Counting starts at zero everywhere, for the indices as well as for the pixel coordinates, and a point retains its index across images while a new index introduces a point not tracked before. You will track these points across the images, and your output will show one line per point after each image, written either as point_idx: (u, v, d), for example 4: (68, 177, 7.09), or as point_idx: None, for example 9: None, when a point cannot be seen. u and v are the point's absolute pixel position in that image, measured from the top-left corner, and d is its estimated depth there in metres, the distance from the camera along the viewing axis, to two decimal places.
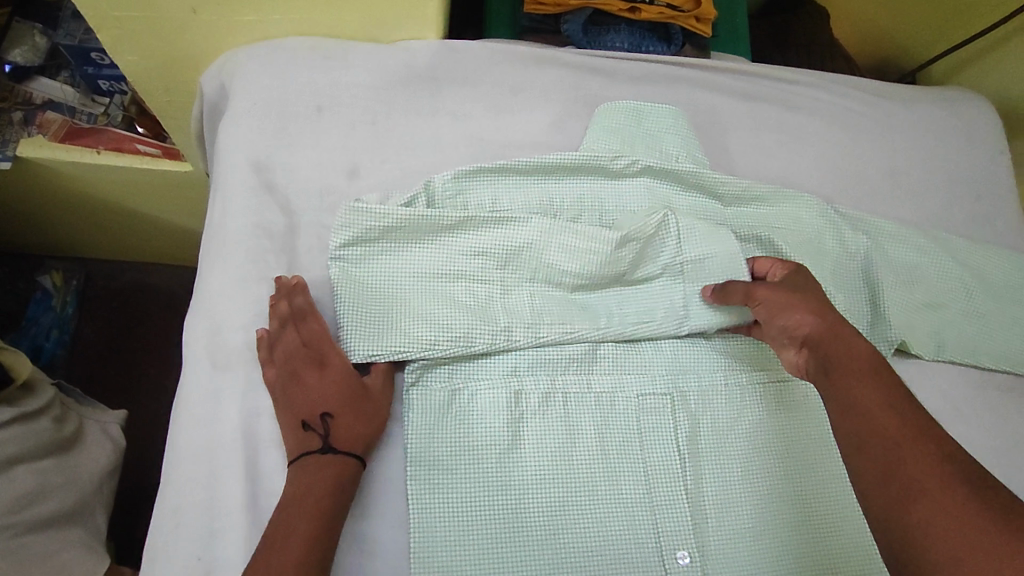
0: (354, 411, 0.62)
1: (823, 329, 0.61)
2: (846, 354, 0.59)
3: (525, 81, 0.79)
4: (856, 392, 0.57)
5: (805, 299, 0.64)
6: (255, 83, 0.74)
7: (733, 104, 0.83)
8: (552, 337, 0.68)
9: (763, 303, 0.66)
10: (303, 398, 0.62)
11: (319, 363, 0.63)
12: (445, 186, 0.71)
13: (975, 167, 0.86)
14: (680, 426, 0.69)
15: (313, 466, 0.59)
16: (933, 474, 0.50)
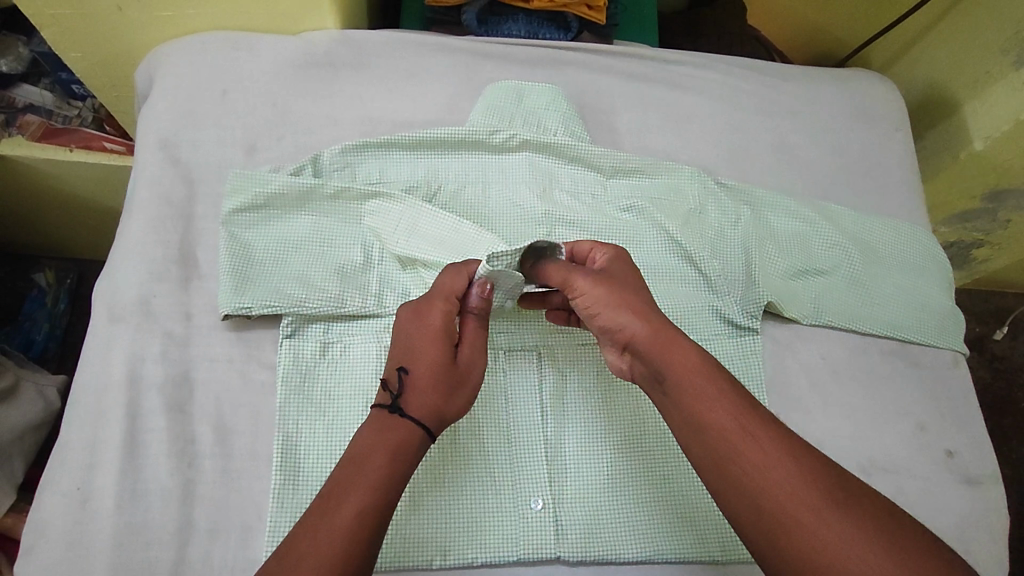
0: (435, 371, 0.58)
1: (651, 341, 0.58)
2: (675, 365, 0.56)
3: (420, 66, 0.86)
4: (697, 410, 0.54)
5: (626, 296, 0.61)
6: (172, 72, 0.82)
7: (620, 85, 0.88)
8: None
9: (582, 296, 0.62)
10: (404, 354, 0.59)
11: (420, 318, 0.61)
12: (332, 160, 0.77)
13: (858, 141, 0.90)
14: (544, 382, 0.71)
15: (382, 421, 0.56)
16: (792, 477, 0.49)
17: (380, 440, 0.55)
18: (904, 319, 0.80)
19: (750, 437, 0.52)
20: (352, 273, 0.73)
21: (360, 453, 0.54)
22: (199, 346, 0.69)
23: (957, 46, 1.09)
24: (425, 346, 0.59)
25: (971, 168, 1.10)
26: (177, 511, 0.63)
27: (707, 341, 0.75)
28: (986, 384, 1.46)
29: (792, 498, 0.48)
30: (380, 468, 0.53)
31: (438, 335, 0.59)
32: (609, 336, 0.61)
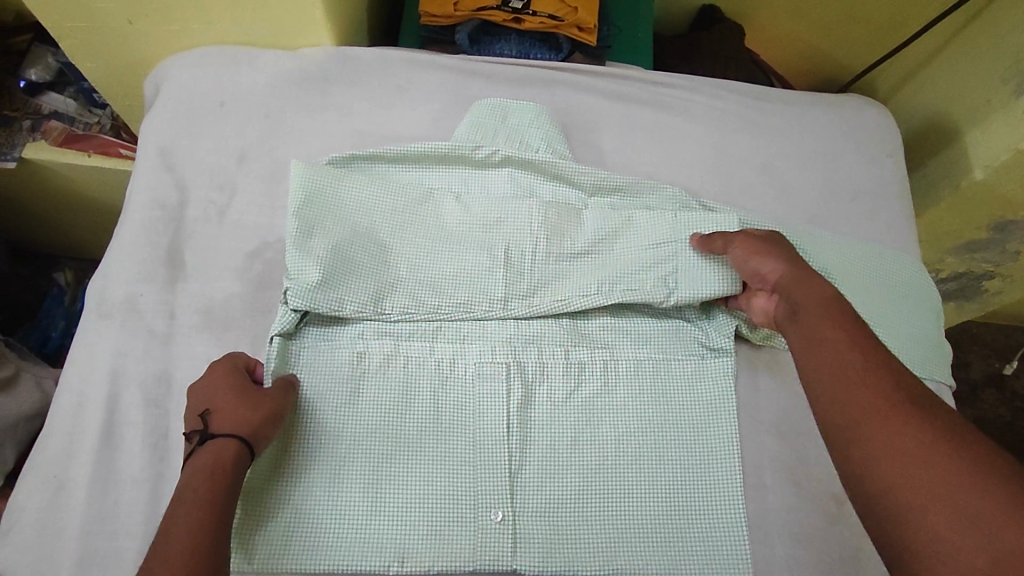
0: (239, 400, 0.62)
1: (790, 276, 0.67)
2: (809, 298, 0.64)
3: (411, 83, 0.88)
4: (819, 327, 0.61)
5: (786, 254, 0.70)
6: (176, 84, 0.86)
7: (607, 104, 0.89)
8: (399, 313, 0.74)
9: (742, 248, 0.72)
10: (203, 405, 0.62)
11: (206, 381, 0.64)
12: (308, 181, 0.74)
13: (847, 167, 0.89)
14: (512, 392, 0.71)
15: (191, 465, 0.58)
16: (872, 388, 0.55)
17: (197, 475, 0.57)
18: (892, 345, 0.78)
19: (856, 376, 0.56)
20: (335, 265, 0.72)
21: (183, 491, 0.56)
22: (179, 345, 0.71)
23: (958, 76, 1.08)
24: (225, 394, 0.62)
25: (973, 197, 1.08)
26: (144, 504, 0.64)
27: (681, 362, 0.74)
28: (1006, 422, 1.41)
29: (891, 419, 0.52)
30: (196, 488, 0.56)
31: (227, 380, 0.64)
32: (761, 274, 0.70)
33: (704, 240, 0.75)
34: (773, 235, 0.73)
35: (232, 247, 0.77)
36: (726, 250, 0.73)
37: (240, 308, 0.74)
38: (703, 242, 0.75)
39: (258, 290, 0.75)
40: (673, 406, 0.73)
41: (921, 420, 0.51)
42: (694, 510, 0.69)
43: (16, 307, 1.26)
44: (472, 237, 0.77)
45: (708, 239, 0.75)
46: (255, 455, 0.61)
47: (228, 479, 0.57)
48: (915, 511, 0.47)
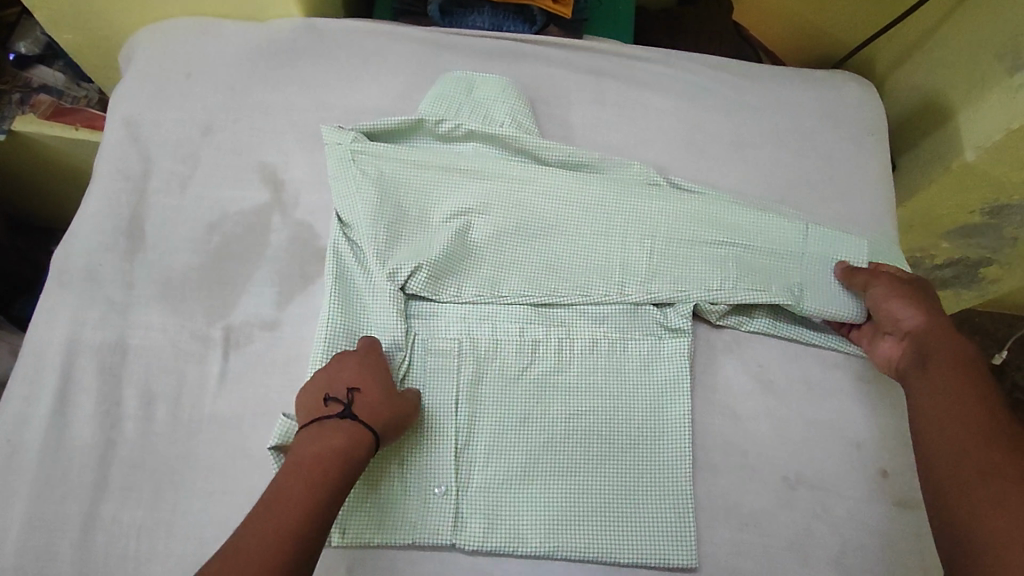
0: (376, 386, 0.64)
1: (940, 327, 0.66)
2: (944, 350, 0.64)
3: (378, 55, 0.87)
4: (934, 374, 0.63)
5: (935, 305, 0.68)
6: (143, 55, 0.86)
7: (578, 78, 0.87)
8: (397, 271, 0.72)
9: (882, 290, 0.70)
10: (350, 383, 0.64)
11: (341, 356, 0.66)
12: (336, 138, 0.78)
13: (826, 145, 0.86)
14: (463, 369, 0.71)
15: (320, 434, 0.60)
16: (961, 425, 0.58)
17: (324, 451, 0.59)
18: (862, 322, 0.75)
19: (953, 407, 0.60)
20: (400, 252, 0.73)
21: (309, 461, 0.58)
22: (136, 316, 0.72)
23: (954, 54, 1.04)
24: (356, 375, 0.65)
25: (967, 180, 1.04)
26: (96, 469, 0.65)
27: (636, 340, 0.74)
28: None
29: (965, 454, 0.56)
30: (321, 466, 0.58)
31: (372, 371, 0.65)
32: (892, 317, 0.69)
33: (846, 269, 0.74)
34: (917, 280, 0.72)
35: (191, 219, 0.77)
36: (866, 287, 0.72)
37: (197, 280, 0.74)
38: (843, 273, 0.74)
39: (216, 262, 0.75)
40: (626, 387, 0.72)
41: (1002, 454, 0.55)
42: (641, 492, 0.68)
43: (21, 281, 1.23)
44: (458, 206, 0.76)
45: (850, 270, 0.73)
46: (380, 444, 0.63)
47: (348, 461, 0.59)
48: (970, 518, 0.52)
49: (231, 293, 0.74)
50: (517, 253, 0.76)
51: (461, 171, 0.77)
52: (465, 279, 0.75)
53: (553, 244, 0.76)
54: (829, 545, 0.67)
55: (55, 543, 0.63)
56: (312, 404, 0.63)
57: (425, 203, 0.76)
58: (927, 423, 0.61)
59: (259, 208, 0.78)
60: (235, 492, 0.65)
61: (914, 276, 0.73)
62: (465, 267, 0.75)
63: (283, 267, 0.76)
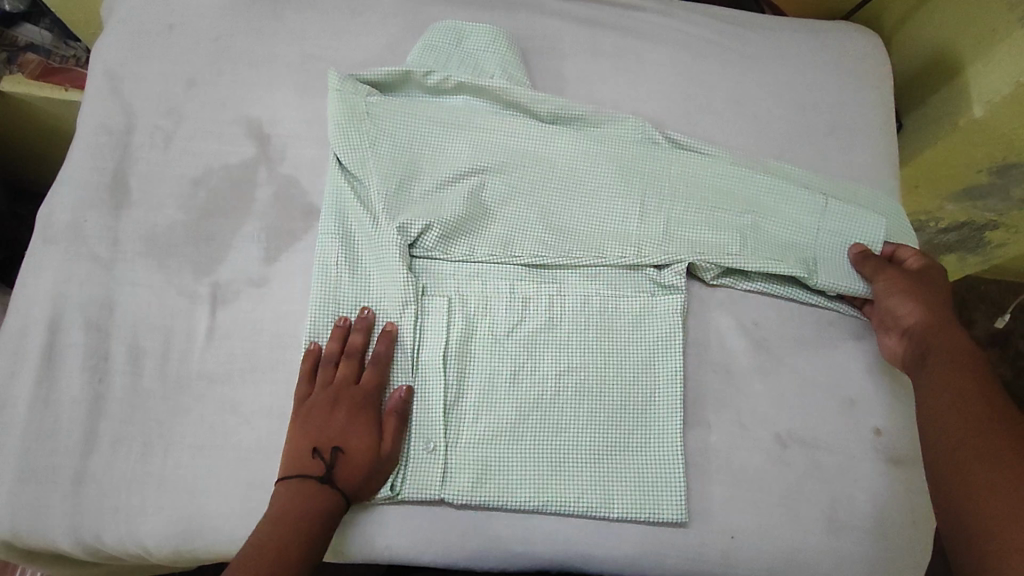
0: (366, 444, 0.63)
1: (937, 323, 0.67)
2: (946, 345, 0.64)
3: (366, 6, 0.85)
4: (937, 368, 0.63)
5: (938, 303, 0.68)
6: (124, 5, 0.84)
7: (571, 28, 0.84)
8: (394, 225, 0.71)
9: (888, 282, 0.70)
10: (335, 430, 0.63)
11: (341, 402, 0.65)
12: (340, 84, 0.76)
13: (829, 95, 0.83)
14: (453, 326, 0.70)
15: (305, 487, 0.61)
16: (962, 414, 0.58)
17: (301, 510, 0.60)
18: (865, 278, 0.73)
19: (950, 394, 0.60)
20: (410, 210, 0.72)
21: (294, 512, 0.60)
22: (121, 272, 0.71)
23: (965, 5, 1.00)
24: (353, 429, 0.64)
25: (975, 136, 1.00)
26: (85, 423, 0.65)
27: (631, 297, 0.72)
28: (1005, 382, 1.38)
29: (964, 442, 0.56)
30: (298, 528, 0.59)
31: (357, 419, 0.64)
32: (895, 311, 0.69)
33: (860, 253, 0.73)
34: (927, 272, 0.71)
35: (175, 175, 0.76)
36: (872, 278, 0.72)
37: (183, 237, 0.73)
38: (857, 258, 0.73)
39: (202, 218, 0.74)
40: (618, 344, 0.71)
41: (1000, 441, 0.54)
42: (631, 449, 0.68)
43: (13, 246, 1.19)
44: (458, 157, 0.75)
45: (863, 256, 0.73)
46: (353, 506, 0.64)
47: (318, 527, 0.60)
48: (972, 507, 0.52)
49: (216, 250, 0.73)
50: (516, 206, 0.75)
51: (462, 122, 0.77)
52: (463, 230, 0.73)
53: (550, 197, 0.75)
54: (819, 501, 0.66)
55: (46, 497, 0.63)
56: (297, 455, 0.63)
57: (422, 156, 0.75)
58: (929, 413, 0.60)
59: (245, 164, 0.77)
60: (223, 448, 0.65)
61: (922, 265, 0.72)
62: (459, 221, 0.73)
63: (270, 223, 0.74)
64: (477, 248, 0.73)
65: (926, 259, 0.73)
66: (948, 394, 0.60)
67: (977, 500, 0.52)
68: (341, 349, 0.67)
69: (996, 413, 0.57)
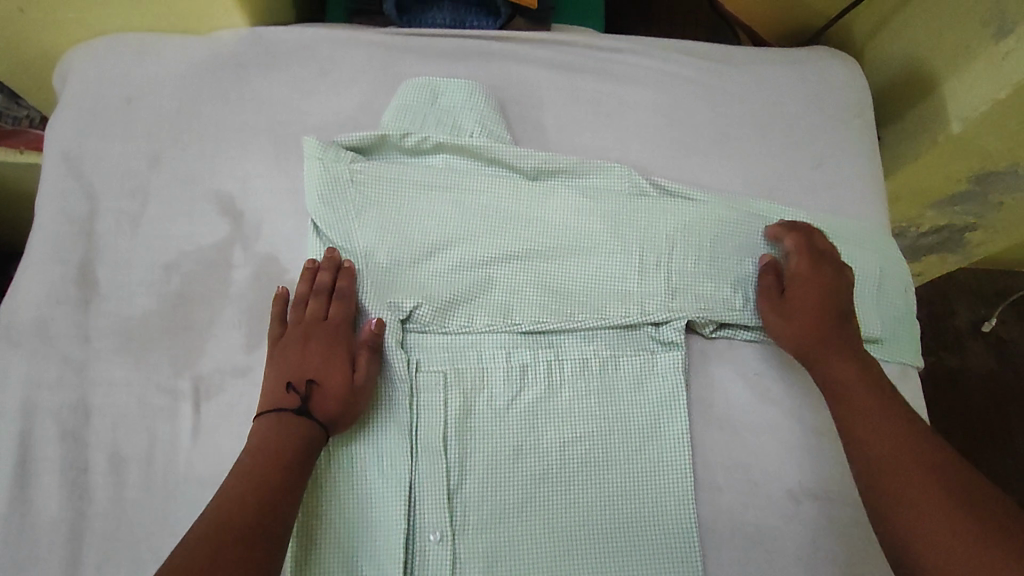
0: (340, 370, 0.65)
1: (817, 325, 0.67)
2: (840, 361, 0.65)
3: (334, 63, 0.81)
4: (845, 384, 0.64)
5: (813, 319, 0.67)
6: (78, 79, 0.79)
7: (549, 76, 0.82)
8: (385, 307, 0.70)
9: (765, 292, 0.71)
10: (309, 363, 0.65)
11: (313, 336, 0.67)
12: (319, 151, 0.73)
13: (814, 129, 0.82)
14: (451, 404, 0.68)
15: (282, 418, 0.61)
16: (888, 439, 0.58)
17: (280, 437, 0.60)
18: (866, 325, 0.74)
19: (869, 411, 0.61)
20: (400, 285, 0.71)
21: (273, 442, 0.59)
22: (96, 372, 0.67)
23: (935, 20, 1.00)
24: (326, 359, 0.65)
25: (954, 150, 1.00)
26: (67, 543, 0.61)
27: (631, 357, 0.71)
28: (991, 373, 1.39)
29: (902, 470, 0.56)
30: (285, 453, 0.59)
31: (328, 347, 0.66)
32: (775, 305, 0.70)
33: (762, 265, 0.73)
34: (794, 283, 0.70)
35: (145, 260, 0.72)
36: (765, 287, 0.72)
37: (159, 327, 0.70)
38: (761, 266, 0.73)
39: (178, 306, 0.71)
40: (621, 408, 0.70)
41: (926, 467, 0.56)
42: (641, 519, 0.66)
43: None
44: (444, 222, 0.73)
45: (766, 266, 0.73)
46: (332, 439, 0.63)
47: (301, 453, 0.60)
48: (918, 541, 0.52)
49: (195, 339, 0.70)
50: (507, 269, 0.73)
51: (445, 185, 0.75)
52: (454, 301, 0.72)
53: (541, 258, 0.74)
54: (836, 557, 0.65)
55: None
56: (272, 391, 0.64)
57: (406, 225, 0.73)
58: (857, 435, 0.60)
59: (220, 244, 0.73)
60: None
61: (807, 262, 0.71)
62: (449, 292, 0.71)
63: (252, 308, 0.71)
64: (471, 318, 0.72)
65: (805, 267, 0.71)
66: (864, 413, 0.61)
67: (921, 531, 0.53)
68: (310, 291, 0.69)
69: (918, 434, 0.58)
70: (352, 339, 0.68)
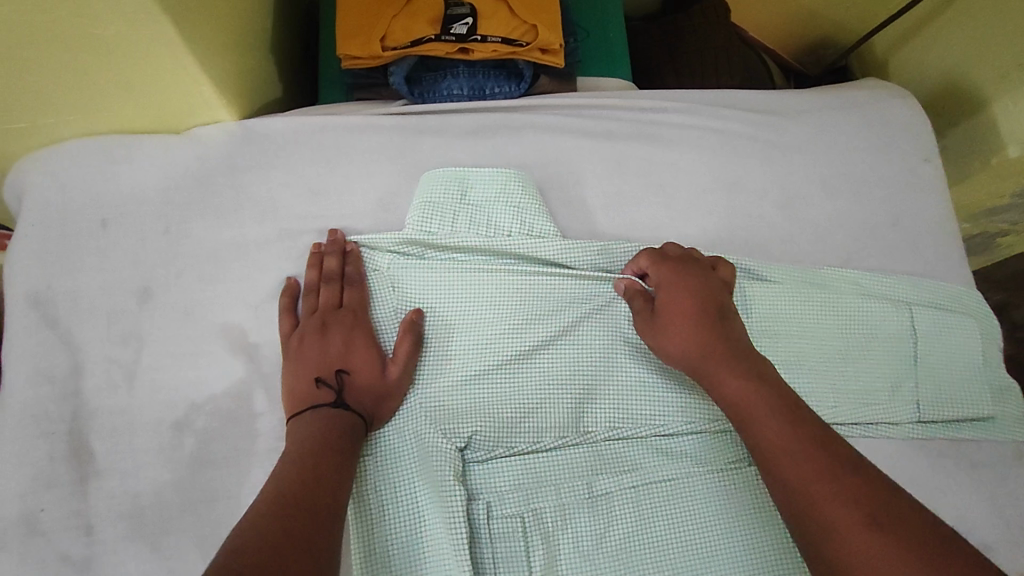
0: (373, 359, 0.60)
1: (702, 344, 0.56)
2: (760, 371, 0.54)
3: (342, 154, 0.70)
4: (729, 384, 0.53)
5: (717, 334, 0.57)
6: (35, 202, 0.66)
7: (589, 146, 0.72)
8: (442, 439, 0.60)
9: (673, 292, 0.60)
10: (334, 354, 0.60)
11: (332, 326, 0.61)
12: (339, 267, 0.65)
13: (884, 181, 0.74)
14: (532, 551, 0.59)
15: (321, 412, 0.56)
16: (806, 470, 0.46)
17: (321, 429, 0.54)
18: (965, 403, 0.67)
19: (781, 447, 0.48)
20: (457, 412, 0.61)
21: (315, 437, 0.54)
22: (107, 570, 0.57)
23: (975, 33, 0.91)
24: (354, 347, 0.60)
25: (1006, 171, 0.93)
26: None
27: (726, 473, 0.63)
28: (1011, 358, 1.21)
29: (832, 512, 0.43)
30: (331, 446, 0.53)
31: (351, 337, 0.61)
32: (647, 333, 0.60)
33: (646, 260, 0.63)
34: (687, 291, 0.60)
35: (149, 421, 0.61)
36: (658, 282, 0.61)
37: (175, 503, 0.58)
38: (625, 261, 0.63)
39: (194, 474, 0.59)
40: (723, 534, 0.61)
41: (864, 507, 0.43)
42: None
43: None
44: (500, 333, 0.64)
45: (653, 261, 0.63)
46: (372, 429, 0.58)
47: (348, 449, 0.54)
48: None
49: (221, 511, 0.59)
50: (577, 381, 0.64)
51: (494, 286, 0.65)
52: (522, 426, 0.62)
53: (612, 362, 0.65)
54: None
55: None
56: (299, 385, 0.58)
57: (455, 340, 0.63)
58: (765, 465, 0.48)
59: (235, 389, 0.62)
60: None
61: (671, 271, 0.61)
62: (512, 414, 0.62)
63: None
64: (541, 442, 0.62)
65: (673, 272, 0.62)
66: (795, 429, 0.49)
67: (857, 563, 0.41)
68: (320, 277, 0.64)
69: (854, 486, 0.44)
70: (374, 332, 0.63)
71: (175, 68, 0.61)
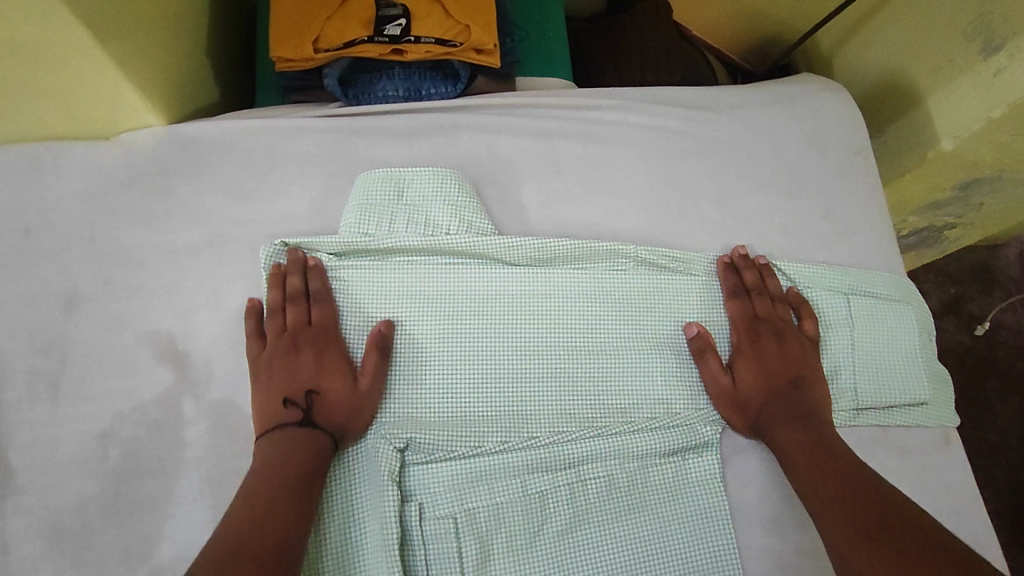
0: (343, 378, 0.59)
1: (768, 396, 0.63)
2: (798, 407, 0.62)
3: (274, 158, 0.69)
4: (778, 430, 0.61)
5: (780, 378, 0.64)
6: None
7: (524, 146, 0.72)
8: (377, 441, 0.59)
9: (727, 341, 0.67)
10: (305, 374, 0.59)
11: (299, 345, 0.60)
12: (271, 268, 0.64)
13: (816, 175, 0.75)
14: (465, 551, 0.58)
15: (290, 435, 0.56)
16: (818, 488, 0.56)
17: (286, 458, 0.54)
18: (901, 388, 0.68)
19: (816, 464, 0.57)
20: (394, 413, 0.61)
21: (279, 465, 0.53)
22: None
23: (909, 30, 0.93)
24: (323, 366, 0.60)
25: (942, 165, 0.94)
26: None
27: (663, 468, 0.63)
28: (965, 349, 1.22)
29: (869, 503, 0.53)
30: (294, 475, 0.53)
31: (320, 355, 0.60)
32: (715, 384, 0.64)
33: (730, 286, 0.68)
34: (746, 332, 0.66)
35: (73, 434, 0.59)
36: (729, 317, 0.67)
37: (99, 516, 0.57)
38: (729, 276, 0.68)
39: (119, 486, 0.58)
40: (656, 528, 0.61)
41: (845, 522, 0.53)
42: None
43: None
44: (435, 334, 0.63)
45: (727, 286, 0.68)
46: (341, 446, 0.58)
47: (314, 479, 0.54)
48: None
49: (147, 523, 0.57)
50: (514, 379, 0.64)
51: (431, 288, 0.65)
52: (459, 425, 0.61)
53: (551, 360, 0.65)
54: None
55: None
56: (268, 408, 0.58)
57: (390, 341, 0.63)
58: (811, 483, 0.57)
59: (161, 398, 0.61)
60: None
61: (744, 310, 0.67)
62: (450, 414, 0.62)
63: (212, 471, 0.59)
64: (477, 443, 0.61)
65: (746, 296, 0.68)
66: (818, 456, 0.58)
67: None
68: (285, 296, 0.63)
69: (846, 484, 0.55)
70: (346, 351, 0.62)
71: (95, 72, 0.60)
